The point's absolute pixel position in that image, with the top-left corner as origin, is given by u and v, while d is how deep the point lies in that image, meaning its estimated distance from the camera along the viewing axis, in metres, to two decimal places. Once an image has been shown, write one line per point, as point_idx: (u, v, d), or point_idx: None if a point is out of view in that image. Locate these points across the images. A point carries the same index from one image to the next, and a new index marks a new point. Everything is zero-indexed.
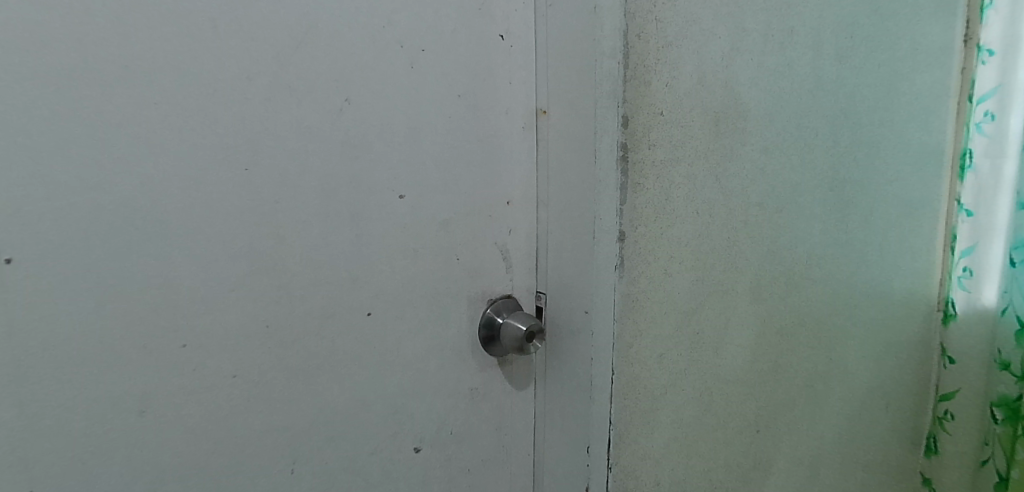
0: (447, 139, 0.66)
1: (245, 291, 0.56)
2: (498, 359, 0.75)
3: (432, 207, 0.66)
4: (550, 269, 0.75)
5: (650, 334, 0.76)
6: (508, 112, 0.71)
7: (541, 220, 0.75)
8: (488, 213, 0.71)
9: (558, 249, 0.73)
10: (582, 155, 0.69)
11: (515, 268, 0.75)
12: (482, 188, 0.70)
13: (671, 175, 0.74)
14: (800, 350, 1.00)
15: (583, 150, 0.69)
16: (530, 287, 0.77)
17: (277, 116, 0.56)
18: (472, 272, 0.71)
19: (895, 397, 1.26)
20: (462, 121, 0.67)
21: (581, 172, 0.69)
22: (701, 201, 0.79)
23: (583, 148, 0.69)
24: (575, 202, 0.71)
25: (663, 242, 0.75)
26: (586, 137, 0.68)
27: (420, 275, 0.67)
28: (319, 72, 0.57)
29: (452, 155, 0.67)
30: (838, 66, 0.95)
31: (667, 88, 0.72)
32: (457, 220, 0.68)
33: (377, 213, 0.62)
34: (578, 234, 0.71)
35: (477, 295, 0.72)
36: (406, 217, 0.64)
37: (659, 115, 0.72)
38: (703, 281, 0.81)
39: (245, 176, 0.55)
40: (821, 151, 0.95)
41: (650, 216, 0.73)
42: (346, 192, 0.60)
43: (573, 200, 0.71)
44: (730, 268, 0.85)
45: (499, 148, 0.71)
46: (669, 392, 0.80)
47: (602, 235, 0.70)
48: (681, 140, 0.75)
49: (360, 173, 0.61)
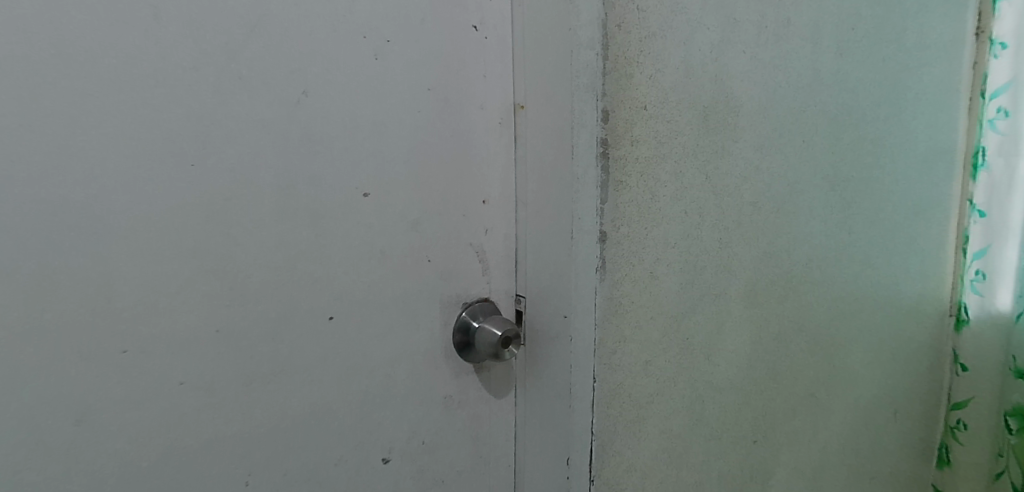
0: (415, 134, 0.63)
1: (194, 294, 0.53)
2: (474, 365, 0.71)
3: (400, 205, 0.63)
4: (529, 272, 0.71)
5: (635, 340, 0.72)
6: (483, 107, 0.68)
7: (519, 219, 0.71)
8: (462, 212, 0.68)
9: (537, 250, 0.70)
10: (559, 151, 0.65)
11: (493, 270, 0.71)
12: (455, 187, 0.67)
13: (656, 172, 0.71)
14: (800, 357, 0.95)
15: (561, 146, 0.65)
16: (509, 290, 0.73)
17: (227, 108, 0.53)
18: (444, 274, 0.68)
19: (904, 406, 1.21)
20: (432, 116, 0.64)
21: (558, 169, 0.66)
22: (689, 201, 0.75)
23: (560, 143, 0.65)
24: (553, 201, 0.67)
25: (648, 243, 0.72)
26: (562, 132, 0.65)
27: (387, 277, 0.63)
28: (273, 63, 0.54)
29: (421, 151, 0.64)
30: (838, 60, 0.91)
31: (651, 81, 0.69)
32: (427, 219, 0.65)
33: (340, 212, 0.59)
34: (557, 234, 0.67)
35: (451, 298, 0.69)
36: (370, 216, 0.61)
37: (643, 109, 0.68)
38: (693, 284, 0.77)
39: (192, 172, 0.52)
40: (821, 148, 0.91)
41: (633, 216, 0.70)
42: (305, 191, 0.57)
43: (551, 199, 0.67)
44: (722, 271, 0.80)
45: (474, 144, 0.67)
46: (657, 401, 0.76)
47: (581, 235, 0.66)
48: (667, 136, 0.71)
49: (321, 169, 0.58)
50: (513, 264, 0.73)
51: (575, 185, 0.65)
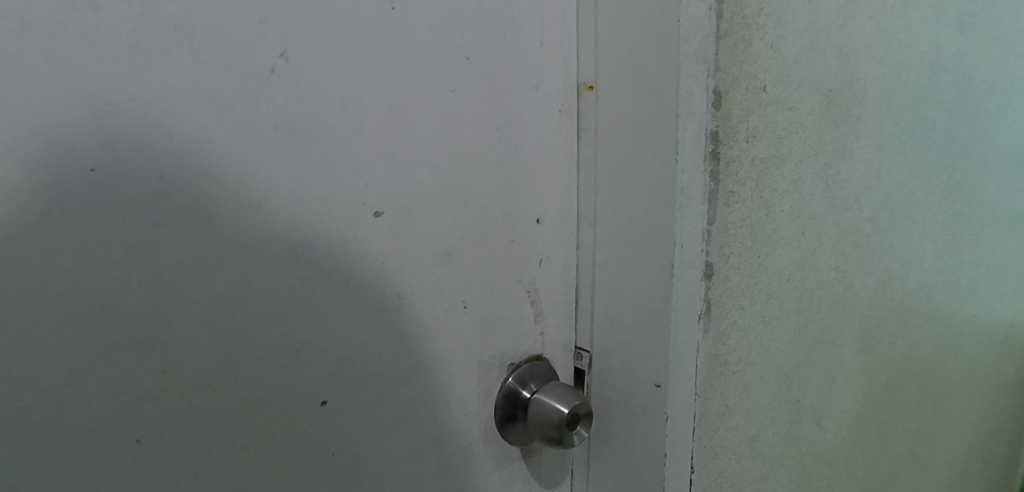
0: (447, 124, 0.43)
1: (97, 385, 0.32)
2: (522, 449, 0.51)
3: (424, 229, 0.42)
4: (597, 316, 0.51)
5: (742, 410, 0.53)
6: (538, 86, 0.47)
7: (585, 244, 0.51)
8: (510, 237, 0.47)
9: (612, 288, 0.50)
10: (653, 150, 0.45)
11: (547, 314, 0.51)
12: (502, 200, 0.46)
13: (773, 179, 0.51)
14: (906, 410, 0.76)
15: (656, 143, 0.45)
16: (567, 340, 0.53)
17: (151, 74, 0.32)
18: (485, 326, 0.47)
19: (993, 452, 1.03)
20: (472, 99, 0.44)
21: (649, 174, 0.46)
22: (807, 217, 0.56)
23: (654, 137, 0.45)
24: (640, 219, 0.47)
25: (761, 277, 0.52)
26: (658, 122, 0.45)
27: (406, 335, 0.43)
28: (232, 6, 0.34)
29: (454, 148, 0.43)
30: (962, 37, 0.72)
31: (772, 53, 0.49)
32: (463, 249, 0.45)
33: (337, 237, 0.39)
34: (646, 267, 0.47)
35: (493, 358, 0.48)
36: (381, 245, 0.41)
37: (762, 91, 0.49)
38: (806, 328, 0.58)
39: (90, 180, 0.31)
40: (937, 149, 0.72)
41: (745, 241, 0.50)
42: (284, 210, 0.37)
43: (637, 218, 0.47)
44: (837, 309, 0.61)
45: (527, 138, 0.47)
46: (763, 487, 0.56)
47: (682, 268, 0.46)
48: (786, 130, 0.52)
49: (308, 176, 0.37)
50: (573, 305, 0.53)
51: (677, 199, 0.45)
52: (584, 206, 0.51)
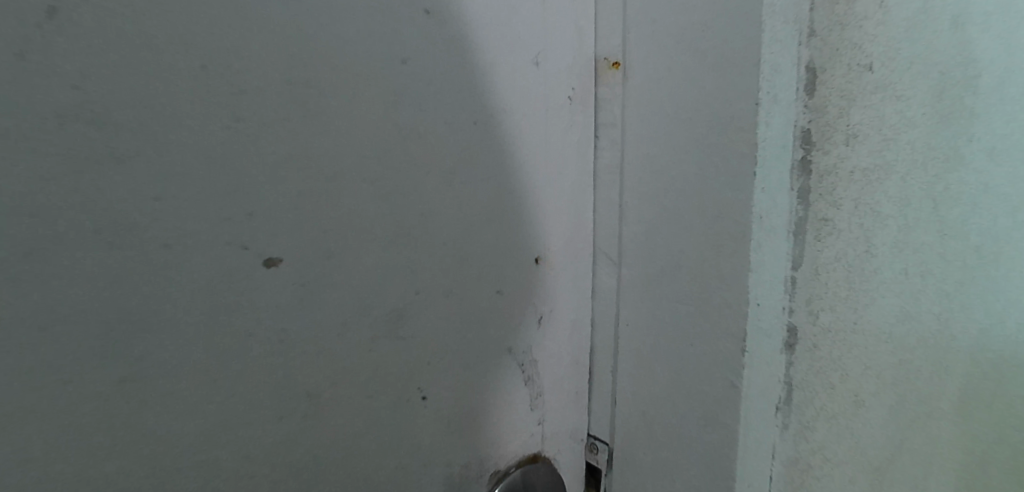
0: (396, 115, 0.27)
1: None
2: None
3: (356, 286, 0.26)
4: (622, 396, 0.36)
5: None
6: (540, 60, 0.31)
7: (605, 293, 0.35)
8: (495, 287, 0.31)
9: (647, 359, 0.34)
10: (714, 157, 0.30)
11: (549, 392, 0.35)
12: (482, 233, 0.30)
13: (876, 199, 0.36)
14: None
15: (718, 148, 0.30)
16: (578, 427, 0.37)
17: None
18: (459, 423, 0.31)
19: None
20: (436, 77, 0.28)
21: (711, 194, 0.30)
22: (912, 250, 0.40)
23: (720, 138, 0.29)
24: (694, 261, 0.31)
25: (855, 339, 0.37)
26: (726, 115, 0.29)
27: (324, 454, 0.27)
28: None
29: (407, 154, 0.27)
30: None
31: (885, 15, 0.34)
32: (422, 311, 0.29)
33: (196, 320, 0.23)
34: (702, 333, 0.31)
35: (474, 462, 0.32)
36: (276, 318, 0.24)
37: (869, 71, 0.33)
38: (905, 402, 0.42)
39: None
40: None
41: (841, 288, 0.35)
42: (82, 265, 0.20)
43: (683, 261, 0.32)
44: (941, 371, 0.45)
45: (522, 139, 0.31)
46: None
47: (758, 338, 0.30)
48: (896, 129, 0.36)
49: (129, 203, 0.21)
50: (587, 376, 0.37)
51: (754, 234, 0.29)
52: (605, 237, 0.35)
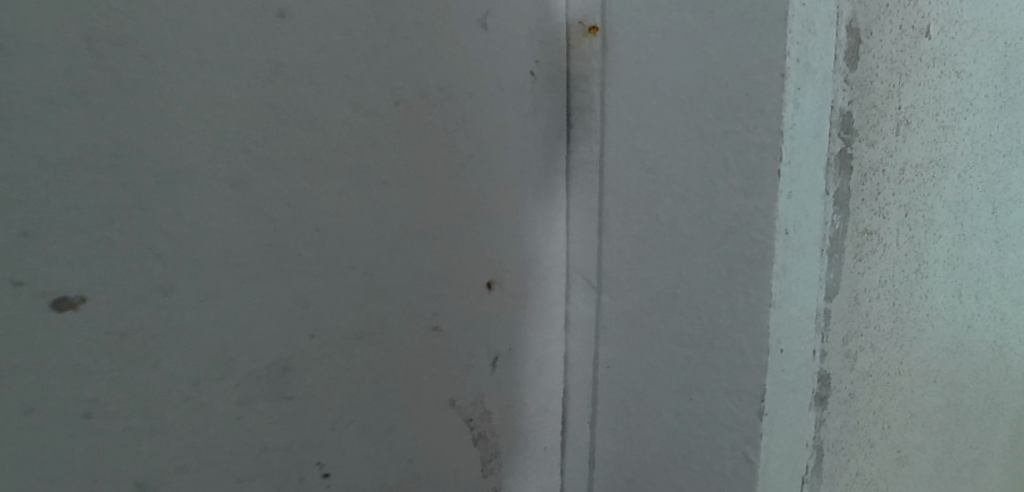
0: (272, 92, 0.19)
1: None
2: None
3: (212, 335, 0.18)
4: (602, 459, 0.28)
5: None
6: (488, 23, 0.24)
7: (582, 325, 0.28)
8: (430, 324, 0.24)
9: (634, 413, 0.26)
10: (720, 153, 0.22)
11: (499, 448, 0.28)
12: (409, 253, 0.23)
13: (928, 203, 0.28)
14: None
15: (729, 140, 0.22)
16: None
17: None
18: None
19: None
20: (335, 39, 0.20)
21: (719, 201, 0.22)
22: (968, 267, 0.32)
23: (731, 125, 0.21)
24: (696, 291, 0.23)
25: (901, 381, 0.29)
26: (738, 94, 0.21)
27: None
28: None
29: (289, 147, 0.19)
30: None
31: None
32: (320, 361, 0.21)
33: None
34: (706, 386, 0.23)
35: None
36: (72, 385, 0.16)
37: (924, 37, 0.25)
38: (953, 451, 0.34)
39: None
40: None
41: (883, 318, 0.27)
42: None
43: (683, 292, 0.24)
44: (997, 411, 0.37)
45: (463, 125, 0.23)
46: None
47: (780, 397, 0.22)
48: (954, 113, 0.28)
49: None
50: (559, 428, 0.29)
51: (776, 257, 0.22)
52: (581, 254, 0.27)
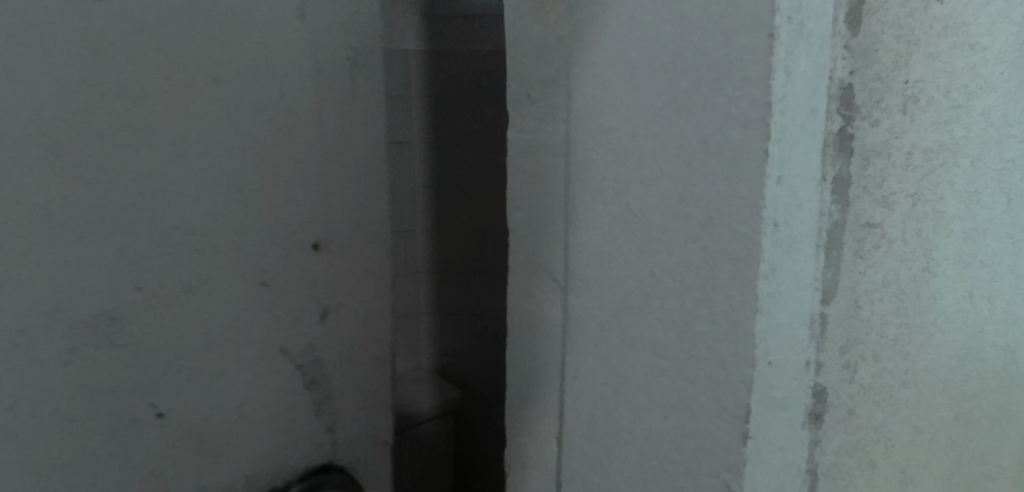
0: None
1: None
2: None
3: (178, 243, 0.32)
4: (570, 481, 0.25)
5: None
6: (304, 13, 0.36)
7: (371, 253, 0.42)
8: None
9: (601, 430, 0.23)
10: (696, 129, 0.19)
11: (320, 355, 0.40)
12: None
13: (939, 192, 0.25)
14: None
15: (707, 114, 0.18)
16: (343, 395, 0.41)
17: None
18: None
19: None
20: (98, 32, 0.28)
21: (697, 187, 0.19)
22: (982, 263, 0.29)
23: (711, 95, 0.18)
24: (670, 293, 0.20)
25: (906, 392, 0.26)
26: (719, 58, 0.18)
27: None
28: None
29: (106, 110, 0.29)
30: None
31: None
32: None
33: None
34: (682, 403, 0.20)
35: (164, 402, 0.33)
36: None
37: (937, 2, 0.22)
38: (963, 465, 0.31)
39: None
40: None
41: (886, 322, 0.24)
42: None
43: (655, 293, 0.20)
44: (1009, 421, 0.34)
45: None
46: None
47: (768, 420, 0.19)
48: (968, 91, 0.25)
49: None
50: (351, 337, 0.41)
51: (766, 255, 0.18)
52: (545, 249, 0.24)
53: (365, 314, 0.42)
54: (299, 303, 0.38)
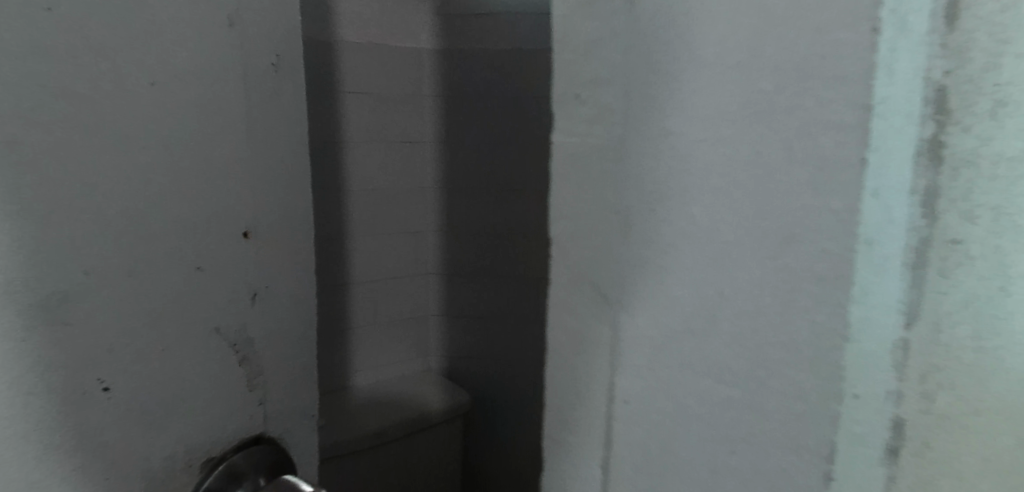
0: None
1: None
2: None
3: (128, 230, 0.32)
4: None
5: None
6: (234, 22, 0.35)
7: (303, 227, 0.40)
8: None
9: (658, 446, 0.22)
10: (776, 138, 0.18)
11: (253, 333, 0.37)
12: None
13: None
14: None
15: (797, 121, 0.17)
16: (279, 375, 0.39)
17: None
18: None
19: None
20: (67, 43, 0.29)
21: (781, 196, 0.18)
22: None
23: (797, 98, 0.17)
24: (747, 309, 0.19)
25: None
26: (811, 60, 0.17)
27: None
28: None
29: (57, 113, 0.29)
30: None
31: None
32: None
33: None
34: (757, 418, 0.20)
35: (111, 375, 0.32)
36: None
37: None
38: None
39: None
40: None
41: None
42: None
43: (734, 307, 0.20)
44: None
45: None
46: None
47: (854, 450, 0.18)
48: None
49: None
50: (282, 320, 0.39)
51: (855, 274, 0.17)
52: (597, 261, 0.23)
53: (297, 297, 0.40)
54: (227, 284, 0.36)
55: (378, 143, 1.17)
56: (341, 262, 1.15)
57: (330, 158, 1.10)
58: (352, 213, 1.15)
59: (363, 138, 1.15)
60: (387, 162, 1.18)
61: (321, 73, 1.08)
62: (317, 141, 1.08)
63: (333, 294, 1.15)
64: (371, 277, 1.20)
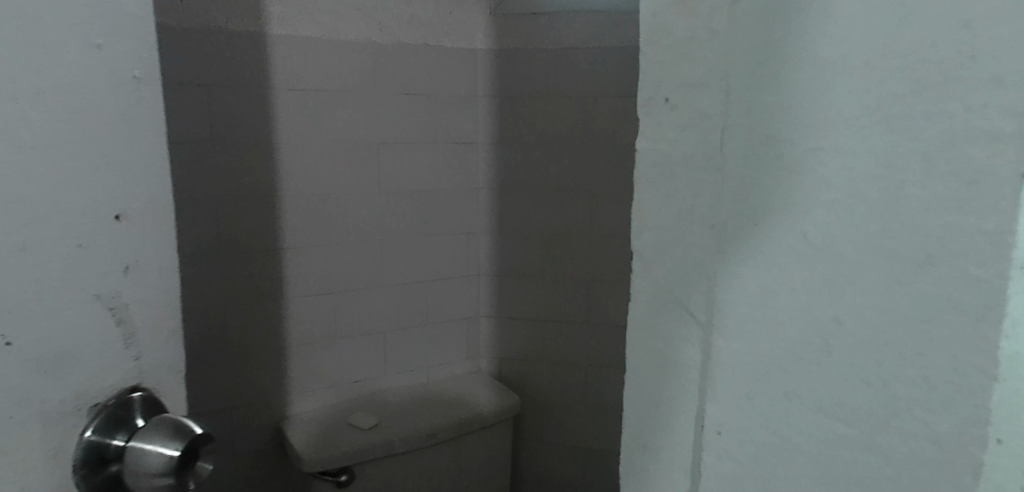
0: None
1: None
2: (124, 437, 0.34)
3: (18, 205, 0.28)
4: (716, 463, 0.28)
5: None
6: (102, 44, 0.31)
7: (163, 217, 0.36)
8: None
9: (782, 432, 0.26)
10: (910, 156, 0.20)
11: (136, 327, 0.34)
12: None
13: None
14: None
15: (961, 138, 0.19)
16: (155, 367, 0.36)
17: None
18: None
19: None
20: None
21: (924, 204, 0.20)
22: None
23: (929, 112, 0.20)
24: (865, 307, 0.22)
25: None
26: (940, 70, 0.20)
27: None
28: None
29: None
30: None
31: None
32: None
33: None
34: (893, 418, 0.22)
35: (19, 331, 0.29)
36: None
37: None
38: None
39: None
40: None
41: None
42: None
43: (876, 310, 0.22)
44: None
45: None
46: None
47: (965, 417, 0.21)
48: None
49: None
50: (157, 307, 0.35)
51: (1008, 285, 0.19)
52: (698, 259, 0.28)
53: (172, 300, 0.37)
54: (101, 270, 0.32)
55: (426, 143, 1.16)
56: (313, 269, 1.08)
57: (196, 155, 0.95)
58: (232, 220, 0.99)
59: (236, 133, 0.98)
60: (293, 169, 1.03)
61: (178, 58, 0.92)
62: (174, 134, 0.93)
63: (263, 309, 1.04)
64: (296, 295, 1.07)
